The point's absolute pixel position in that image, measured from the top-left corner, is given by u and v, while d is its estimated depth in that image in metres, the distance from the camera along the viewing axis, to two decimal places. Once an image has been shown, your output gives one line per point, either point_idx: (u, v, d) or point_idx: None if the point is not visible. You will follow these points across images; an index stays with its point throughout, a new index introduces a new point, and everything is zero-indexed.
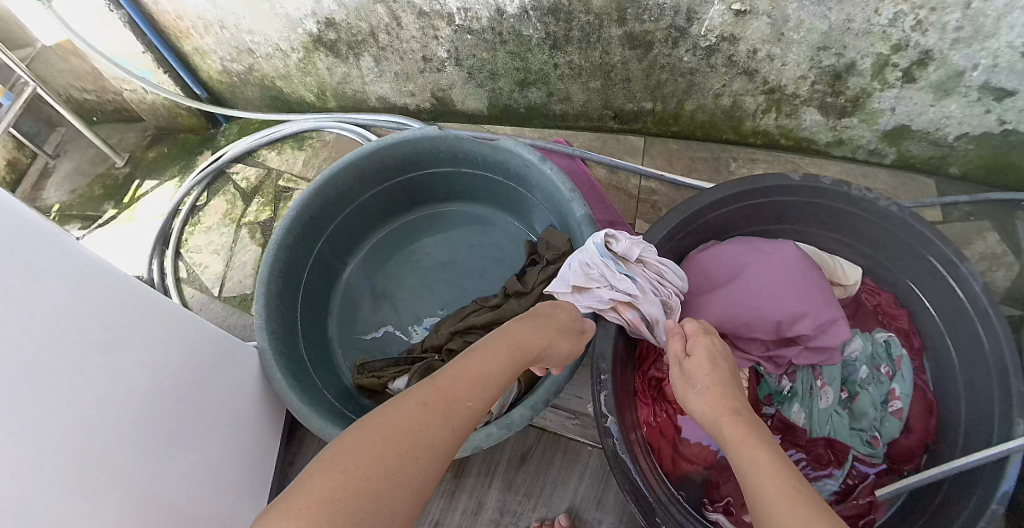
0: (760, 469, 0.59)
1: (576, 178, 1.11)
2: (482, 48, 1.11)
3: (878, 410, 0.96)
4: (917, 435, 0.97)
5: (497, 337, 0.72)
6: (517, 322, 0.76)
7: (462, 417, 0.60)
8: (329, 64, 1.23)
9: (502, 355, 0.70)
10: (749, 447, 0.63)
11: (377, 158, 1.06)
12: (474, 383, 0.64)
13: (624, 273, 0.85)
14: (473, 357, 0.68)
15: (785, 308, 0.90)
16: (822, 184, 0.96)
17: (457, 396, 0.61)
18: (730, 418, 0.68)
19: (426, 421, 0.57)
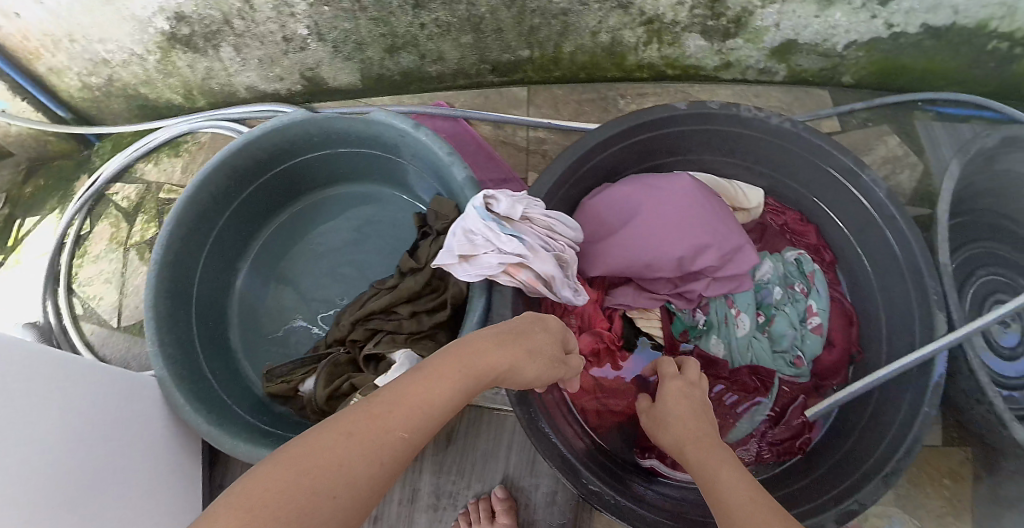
0: (725, 482, 0.58)
1: (463, 142, 1.09)
2: (343, 19, 1.04)
3: (797, 330, 0.95)
4: (839, 349, 0.97)
5: (457, 350, 0.62)
6: (489, 331, 0.65)
7: (396, 451, 0.53)
8: (189, 61, 1.13)
9: (458, 378, 0.59)
10: (711, 460, 0.62)
11: (249, 154, 0.99)
12: (417, 411, 0.56)
13: (509, 233, 0.80)
14: (426, 380, 0.58)
15: (687, 242, 0.87)
16: (711, 109, 0.91)
17: (395, 428, 0.54)
18: (695, 430, 0.68)
19: (350, 455, 0.50)
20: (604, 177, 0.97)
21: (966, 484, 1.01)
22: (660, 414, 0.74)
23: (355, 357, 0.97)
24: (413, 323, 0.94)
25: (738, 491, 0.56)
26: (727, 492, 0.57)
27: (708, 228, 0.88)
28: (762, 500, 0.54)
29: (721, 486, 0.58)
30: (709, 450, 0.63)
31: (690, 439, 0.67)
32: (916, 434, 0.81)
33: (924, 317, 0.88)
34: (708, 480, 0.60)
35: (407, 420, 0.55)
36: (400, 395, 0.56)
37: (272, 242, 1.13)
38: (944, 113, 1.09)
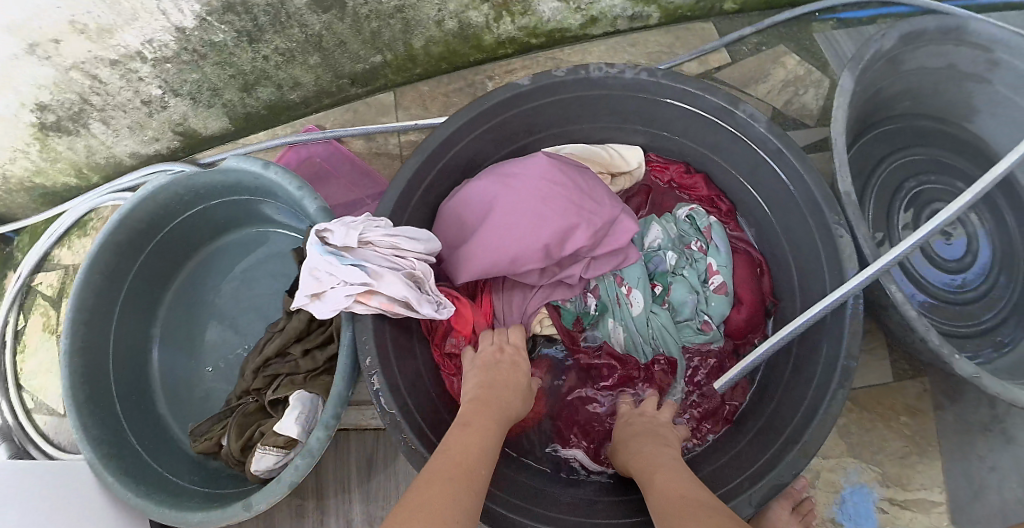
0: (669, 495, 0.61)
1: (337, 163, 1.09)
2: (188, 70, 1.02)
3: (698, 292, 0.91)
4: (749, 305, 0.91)
5: (475, 409, 0.69)
6: (486, 389, 0.74)
7: (479, 481, 0.57)
8: (68, 144, 1.13)
9: (485, 419, 0.68)
10: (660, 478, 0.65)
11: (130, 228, 0.98)
12: (478, 452, 0.61)
13: (352, 262, 0.76)
14: (462, 433, 0.65)
15: (552, 227, 0.83)
16: (556, 79, 0.84)
17: (467, 462, 0.59)
18: (648, 454, 0.71)
19: (449, 493, 0.53)
20: (461, 171, 0.92)
21: (926, 418, 1.00)
22: (620, 450, 0.77)
23: (264, 404, 0.95)
24: (308, 361, 0.93)
25: (682, 499, 0.59)
26: (673, 500, 0.59)
27: (575, 207, 0.84)
28: (702, 503, 0.57)
29: (666, 499, 0.60)
30: (658, 470, 0.67)
31: (643, 462, 0.70)
32: (839, 388, 0.74)
33: (832, 257, 0.81)
34: (654, 495, 0.63)
35: (473, 455, 0.61)
36: (451, 446, 0.62)
37: (183, 303, 1.14)
38: (845, 18, 1.12)
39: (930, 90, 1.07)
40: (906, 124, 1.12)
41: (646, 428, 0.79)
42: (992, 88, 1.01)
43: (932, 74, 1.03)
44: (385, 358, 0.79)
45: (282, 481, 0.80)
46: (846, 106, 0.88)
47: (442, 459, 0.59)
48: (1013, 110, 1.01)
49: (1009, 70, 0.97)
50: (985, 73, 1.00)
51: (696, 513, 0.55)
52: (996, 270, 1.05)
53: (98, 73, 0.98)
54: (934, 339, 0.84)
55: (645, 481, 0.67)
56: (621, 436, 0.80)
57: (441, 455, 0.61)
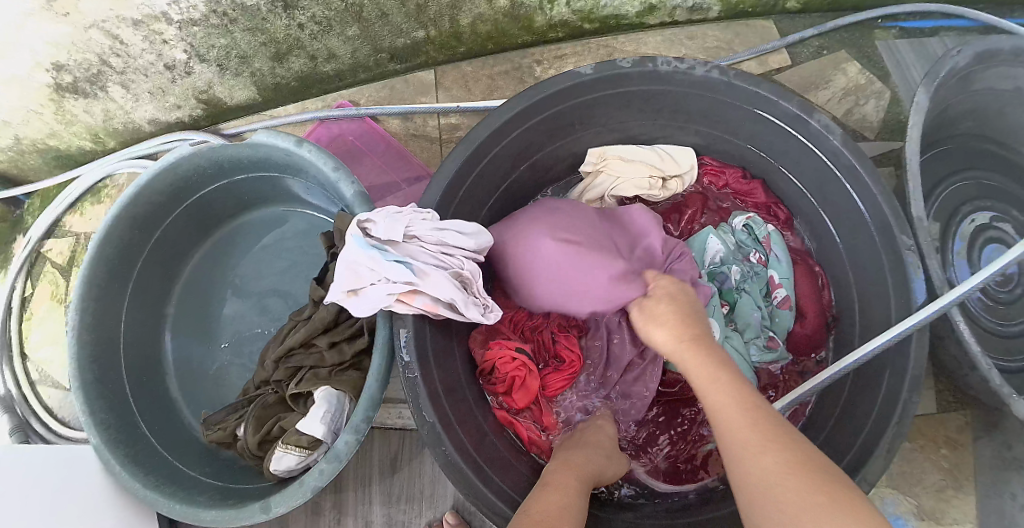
0: (736, 413, 0.58)
1: (369, 142, 1.03)
2: (217, 34, 0.95)
3: (762, 308, 0.87)
4: (813, 320, 0.88)
5: (561, 471, 0.67)
6: (571, 453, 0.72)
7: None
8: (84, 107, 1.07)
9: (569, 478, 0.65)
10: (725, 385, 0.61)
11: (147, 201, 0.92)
12: (565, 508, 0.59)
13: (394, 259, 0.71)
14: (545, 494, 0.62)
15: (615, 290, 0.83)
16: (620, 70, 0.78)
17: (550, 519, 0.56)
18: (706, 351, 0.66)
19: None
20: (511, 162, 0.85)
21: (966, 451, 0.97)
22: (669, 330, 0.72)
23: (284, 397, 0.90)
24: (334, 353, 0.87)
25: (757, 429, 0.55)
26: (745, 428, 0.56)
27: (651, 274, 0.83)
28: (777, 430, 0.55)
29: (734, 416, 0.58)
30: (720, 375, 0.62)
31: (702, 359, 0.66)
32: (901, 427, 0.71)
33: (899, 283, 0.76)
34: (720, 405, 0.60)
35: (557, 511, 0.58)
36: (534, 506, 0.59)
37: (199, 282, 1.08)
38: (908, 28, 1.05)
39: (994, 110, 1.00)
40: (965, 145, 1.06)
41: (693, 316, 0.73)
42: None
43: (996, 97, 0.97)
44: (422, 361, 0.73)
45: (309, 482, 0.77)
46: (921, 125, 0.83)
47: (524, 517, 0.57)
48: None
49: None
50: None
51: (786, 462, 0.51)
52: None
53: (120, 32, 0.92)
54: (993, 378, 0.80)
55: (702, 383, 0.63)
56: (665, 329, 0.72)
57: (522, 513, 0.58)
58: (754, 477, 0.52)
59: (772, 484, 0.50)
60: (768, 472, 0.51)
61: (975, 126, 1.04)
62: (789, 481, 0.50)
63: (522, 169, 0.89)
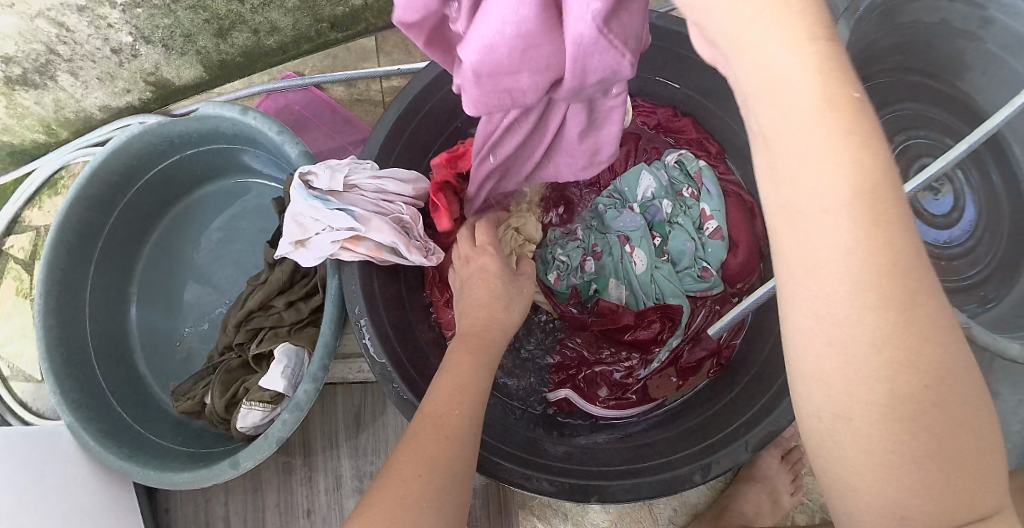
0: (876, 313, 0.32)
1: (316, 110, 1.06)
2: (160, 15, 0.97)
3: (694, 239, 0.92)
4: (744, 248, 0.91)
5: (459, 344, 0.65)
6: (473, 307, 0.70)
7: (460, 426, 0.55)
8: (35, 98, 1.09)
9: (463, 353, 0.63)
10: (852, 214, 0.31)
11: (101, 182, 0.94)
12: (461, 392, 0.59)
13: (337, 207, 0.75)
14: (443, 375, 0.61)
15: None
16: None
17: (444, 410, 0.56)
18: (853, 124, 0.31)
19: (421, 451, 0.52)
20: (450, 115, 0.89)
21: None
22: (783, 41, 0.31)
23: (247, 359, 0.93)
24: (292, 312, 0.90)
25: (897, 361, 0.32)
26: (877, 358, 0.32)
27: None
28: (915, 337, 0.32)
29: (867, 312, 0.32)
30: (868, 167, 0.31)
31: (824, 116, 0.31)
32: None
33: None
34: (852, 277, 0.32)
35: (449, 400, 0.58)
36: (433, 393, 0.59)
37: (161, 261, 1.10)
38: None
39: (922, 44, 1.04)
40: (894, 80, 1.11)
41: (826, 18, 0.32)
42: (985, 46, 0.98)
43: (923, 29, 1.02)
44: (369, 307, 0.76)
45: (274, 434, 0.79)
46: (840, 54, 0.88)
47: (420, 415, 0.57)
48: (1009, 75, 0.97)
49: (1003, 29, 0.94)
50: (976, 31, 0.97)
51: (923, 425, 0.33)
52: (984, 226, 1.05)
53: (65, 20, 0.94)
54: None
55: (789, 163, 0.33)
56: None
57: (419, 408, 0.58)
58: (845, 398, 0.34)
59: (880, 444, 0.33)
60: (883, 426, 0.33)
61: (903, 60, 1.08)
62: (917, 458, 0.33)
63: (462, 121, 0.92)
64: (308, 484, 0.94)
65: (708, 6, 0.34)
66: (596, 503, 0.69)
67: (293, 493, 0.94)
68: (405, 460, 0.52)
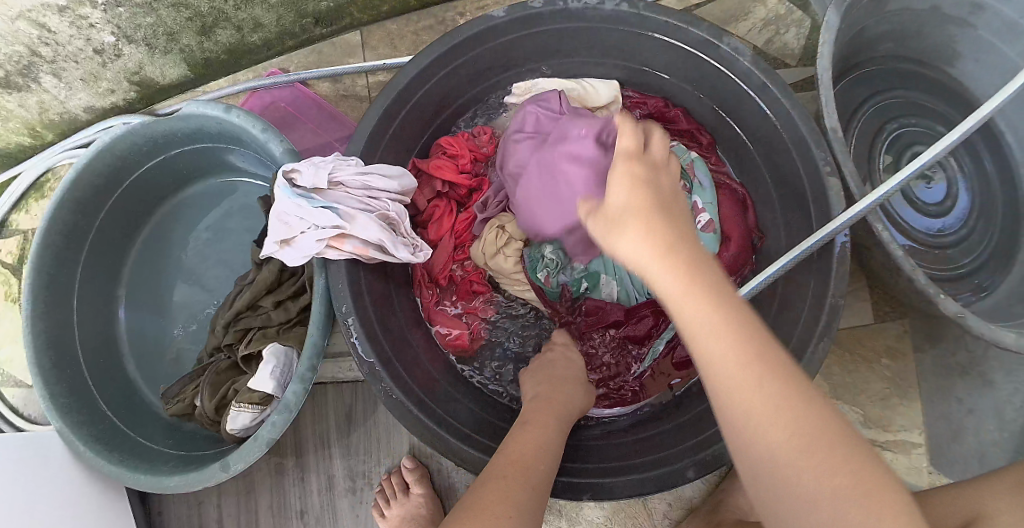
0: (736, 369, 0.46)
1: (300, 108, 1.04)
2: (142, 14, 0.96)
3: None
4: (735, 241, 0.91)
5: (535, 407, 0.71)
6: (547, 389, 0.75)
7: (539, 475, 0.59)
8: (19, 100, 1.07)
9: (544, 414, 0.69)
10: (708, 309, 0.48)
11: (86, 185, 0.93)
12: (542, 445, 0.63)
13: (322, 205, 0.74)
14: (522, 430, 0.66)
15: (524, 159, 0.86)
16: (532, 11, 0.81)
17: (528, 459, 0.60)
18: (692, 271, 0.51)
19: (509, 488, 0.56)
20: (434, 109, 0.88)
21: (907, 359, 1.01)
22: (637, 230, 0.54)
23: (236, 360, 0.92)
24: (280, 312, 0.89)
25: (767, 399, 0.45)
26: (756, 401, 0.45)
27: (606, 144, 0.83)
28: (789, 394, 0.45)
29: (735, 371, 0.46)
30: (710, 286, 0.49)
31: (671, 260, 0.52)
32: (826, 327, 0.73)
33: (817, 191, 0.79)
34: (715, 354, 0.47)
35: (534, 451, 0.62)
36: (511, 443, 0.63)
37: (149, 263, 1.09)
38: None
39: (913, 32, 1.04)
40: (886, 67, 1.09)
41: (655, 209, 0.56)
42: (978, 32, 1.00)
43: (914, 16, 1.01)
44: (355, 306, 0.75)
45: (261, 436, 0.78)
46: (832, 41, 0.83)
47: (503, 459, 0.60)
48: (990, 54, 1.00)
49: (995, 14, 0.96)
50: (968, 18, 0.99)
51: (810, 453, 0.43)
52: (975, 215, 1.04)
53: (45, 21, 0.92)
54: (919, 278, 0.82)
55: (665, 285, 0.51)
56: (629, 204, 0.57)
57: (502, 453, 0.62)
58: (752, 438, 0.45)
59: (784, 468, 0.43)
60: (778, 455, 0.44)
61: (895, 47, 1.07)
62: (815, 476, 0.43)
63: (447, 114, 0.92)
64: (301, 485, 0.94)
65: (605, 219, 0.58)
66: (588, 500, 0.69)
67: (286, 495, 0.93)
68: (494, 497, 0.54)
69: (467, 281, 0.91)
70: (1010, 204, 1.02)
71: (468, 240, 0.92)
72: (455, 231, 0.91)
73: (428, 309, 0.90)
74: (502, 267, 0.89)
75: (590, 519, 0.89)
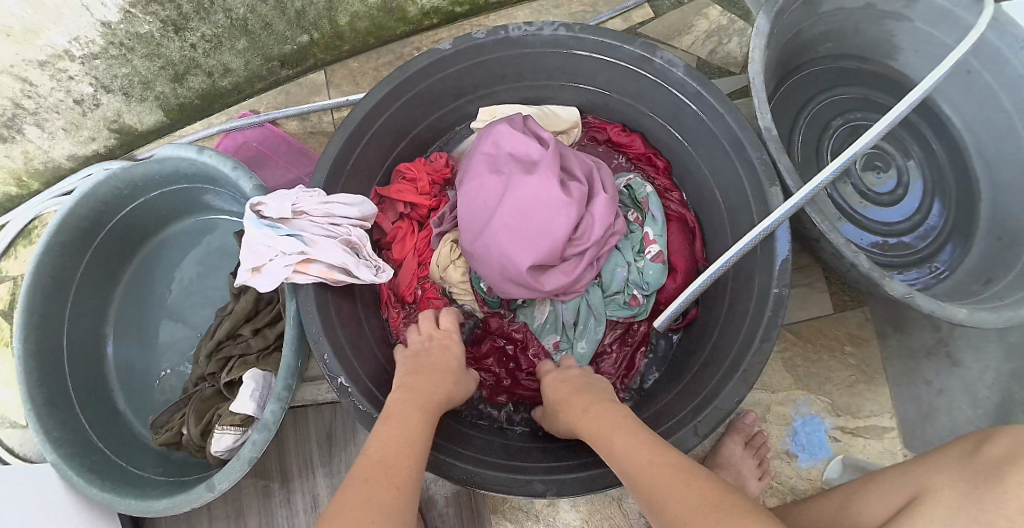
0: (636, 463, 0.61)
1: (272, 147, 1.13)
2: (118, 64, 1.03)
3: (631, 262, 0.93)
4: (682, 274, 0.95)
5: (403, 395, 0.71)
6: (416, 378, 0.75)
7: (408, 476, 0.59)
8: (4, 151, 1.13)
9: (410, 407, 0.69)
10: (615, 433, 0.66)
11: (71, 228, 0.98)
12: (410, 442, 0.64)
13: (288, 234, 0.79)
14: (387, 425, 0.66)
15: (498, 187, 0.87)
16: (476, 41, 0.87)
17: (394, 460, 0.60)
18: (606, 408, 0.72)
19: (374, 493, 0.56)
20: (393, 138, 0.94)
21: (870, 346, 1.04)
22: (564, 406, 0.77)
23: (219, 388, 0.95)
24: (259, 339, 0.94)
25: (657, 469, 0.59)
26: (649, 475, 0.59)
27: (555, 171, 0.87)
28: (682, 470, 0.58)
29: (638, 468, 0.60)
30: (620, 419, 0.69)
31: (587, 407, 0.73)
32: (773, 316, 0.76)
33: (756, 191, 0.83)
34: (623, 459, 0.63)
35: (397, 451, 0.62)
36: (373, 440, 0.64)
37: (135, 300, 1.13)
38: None
39: (852, 30, 1.08)
40: (826, 66, 1.13)
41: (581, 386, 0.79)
42: (914, 24, 1.04)
43: (850, 14, 1.05)
44: (323, 327, 0.79)
45: (243, 456, 0.81)
46: (763, 46, 0.88)
47: (366, 460, 0.60)
48: (933, 45, 1.04)
49: (925, 6, 1.00)
50: (902, 10, 1.03)
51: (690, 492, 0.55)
52: (926, 200, 1.08)
53: (28, 75, 0.98)
54: (863, 264, 0.83)
55: (592, 422, 0.70)
56: (558, 399, 0.80)
57: (366, 453, 0.62)
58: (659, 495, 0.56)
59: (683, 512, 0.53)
60: (677, 502, 0.54)
61: (834, 47, 1.11)
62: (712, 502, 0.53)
63: (404, 144, 0.97)
64: (288, 506, 0.97)
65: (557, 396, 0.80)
66: (553, 496, 0.72)
67: (274, 516, 0.96)
68: (357, 507, 0.54)
69: (426, 301, 0.95)
70: (960, 185, 1.06)
71: (430, 256, 0.96)
72: (418, 249, 0.95)
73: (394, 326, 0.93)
74: (452, 279, 0.94)
75: (569, 521, 0.92)
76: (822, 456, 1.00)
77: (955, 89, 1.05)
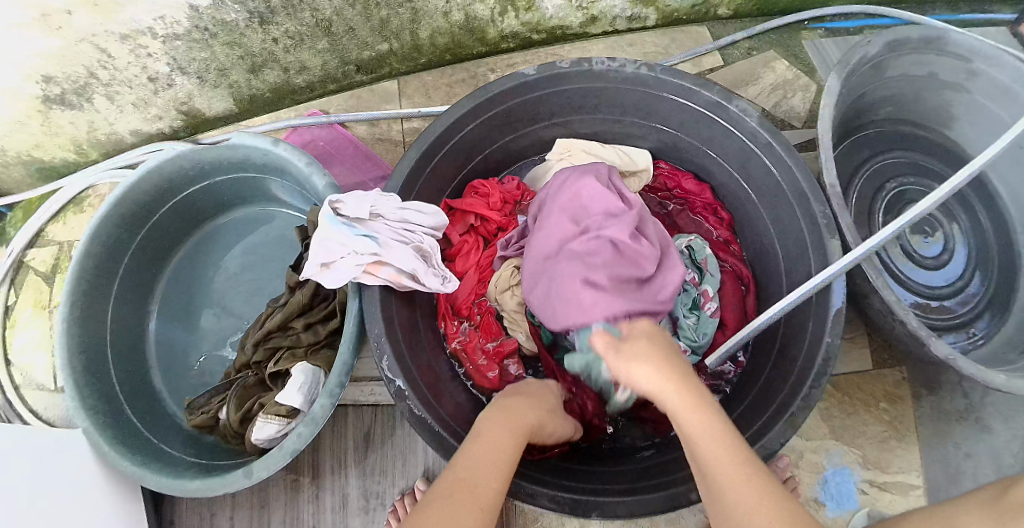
0: (731, 481, 0.59)
1: (339, 146, 1.16)
2: (200, 49, 1.04)
3: (689, 312, 0.93)
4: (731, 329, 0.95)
5: (496, 416, 0.71)
6: (512, 402, 0.74)
7: (490, 498, 0.61)
8: (71, 117, 1.13)
9: (501, 430, 0.69)
10: (710, 436, 0.62)
11: (134, 200, 0.99)
12: (498, 467, 0.64)
13: (362, 235, 0.80)
14: (473, 445, 0.67)
15: (576, 224, 0.88)
16: (559, 70, 0.89)
17: (476, 482, 0.62)
18: (694, 394, 0.67)
19: (455, 513, 0.58)
20: (466, 155, 0.96)
21: (904, 405, 1.05)
22: (643, 375, 0.69)
23: (264, 378, 0.96)
24: (310, 334, 0.95)
25: (752, 501, 0.57)
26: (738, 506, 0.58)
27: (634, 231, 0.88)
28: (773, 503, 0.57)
29: (731, 493, 0.58)
30: (709, 416, 0.64)
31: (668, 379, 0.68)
32: (824, 365, 0.77)
33: (817, 243, 0.85)
34: (712, 468, 0.60)
35: (483, 474, 0.63)
36: (457, 461, 0.65)
37: (183, 279, 1.14)
38: (835, 27, 1.20)
39: (913, 96, 1.10)
40: (884, 129, 1.17)
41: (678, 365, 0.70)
42: (973, 96, 1.05)
43: (915, 81, 1.06)
44: (384, 328, 0.80)
45: (285, 447, 0.81)
46: (833, 105, 0.89)
47: (450, 477, 0.62)
48: (990, 119, 1.05)
49: (988, 80, 1.01)
50: (965, 82, 1.04)
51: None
52: (971, 267, 1.09)
53: (107, 46, 0.99)
54: (911, 321, 0.84)
55: (671, 406, 0.66)
56: (646, 352, 0.72)
57: (451, 469, 0.64)
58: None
59: None
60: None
61: (895, 110, 1.14)
62: None
63: (476, 162, 0.99)
64: (315, 501, 0.97)
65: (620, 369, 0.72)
66: (596, 518, 0.71)
67: (300, 508, 0.97)
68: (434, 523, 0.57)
69: (483, 318, 0.96)
70: (1004, 258, 1.07)
71: (490, 276, 0.98)
72: (480, 266, 0.97)
73: (450, 341, 0.95)
74: (507, 305, 0.95)
75: None
76: (849, 507, 1.01)
77: (1006, 163, 1.07)
